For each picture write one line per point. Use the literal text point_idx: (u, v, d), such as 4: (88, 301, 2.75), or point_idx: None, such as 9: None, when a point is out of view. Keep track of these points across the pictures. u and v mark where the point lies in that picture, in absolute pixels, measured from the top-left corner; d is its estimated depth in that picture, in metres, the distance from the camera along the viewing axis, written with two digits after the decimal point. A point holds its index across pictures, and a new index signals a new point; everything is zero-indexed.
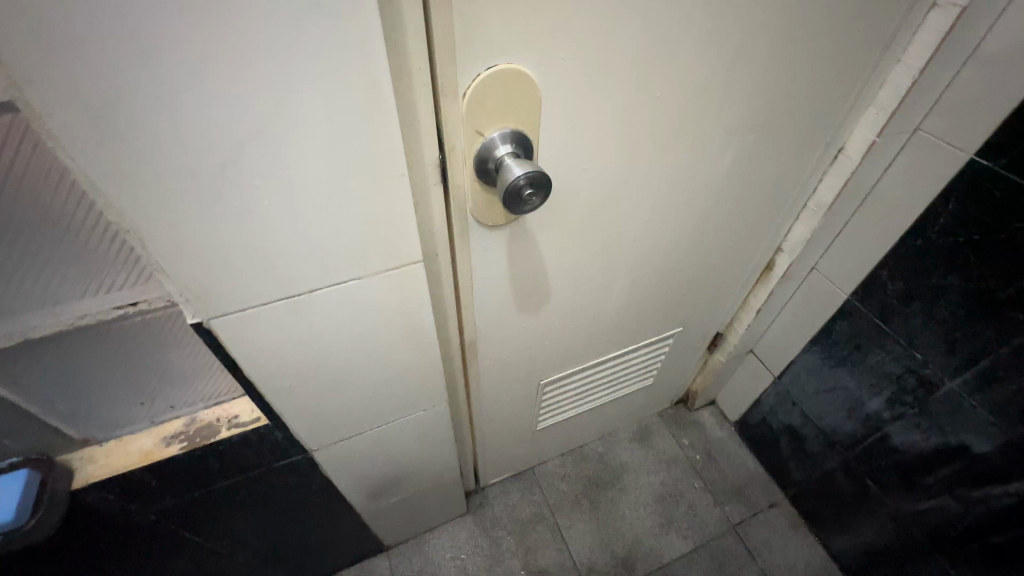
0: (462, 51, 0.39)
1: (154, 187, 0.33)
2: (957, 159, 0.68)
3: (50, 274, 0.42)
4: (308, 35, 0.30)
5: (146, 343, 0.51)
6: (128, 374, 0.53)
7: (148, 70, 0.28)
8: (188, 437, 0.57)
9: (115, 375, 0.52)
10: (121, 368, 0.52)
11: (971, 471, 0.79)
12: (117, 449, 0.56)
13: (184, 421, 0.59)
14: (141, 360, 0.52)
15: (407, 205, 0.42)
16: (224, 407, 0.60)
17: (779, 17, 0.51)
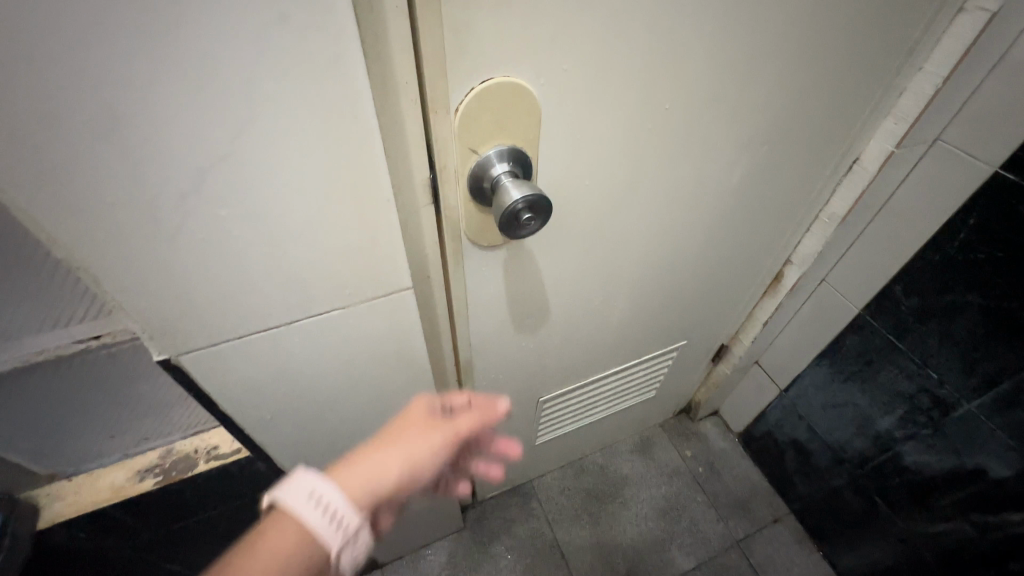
0: (454, 63, 0.35)
1: (101, 221, 0.29)
2: (980, 172, 0.64)
3: (32, 315, 0.54)
4: (274, 52, 0.26)
5: (117, 374, 0.62)
6: (103, 404, 0.63)
7: (86, 94, 0.24)
8: (164, 472, 0.62)
9: (89, 405, 0.62)
10: (97, 399, 0.62)
11: (988, 496, 0.76)
12: (87, 484, 0.62)
13: (159, 452, 0.64)
14: (117, 392, 0.63)
15: (393, 231, 0.39)
16: (201, 438, 0.65)
17: (798, 23, 0.47)
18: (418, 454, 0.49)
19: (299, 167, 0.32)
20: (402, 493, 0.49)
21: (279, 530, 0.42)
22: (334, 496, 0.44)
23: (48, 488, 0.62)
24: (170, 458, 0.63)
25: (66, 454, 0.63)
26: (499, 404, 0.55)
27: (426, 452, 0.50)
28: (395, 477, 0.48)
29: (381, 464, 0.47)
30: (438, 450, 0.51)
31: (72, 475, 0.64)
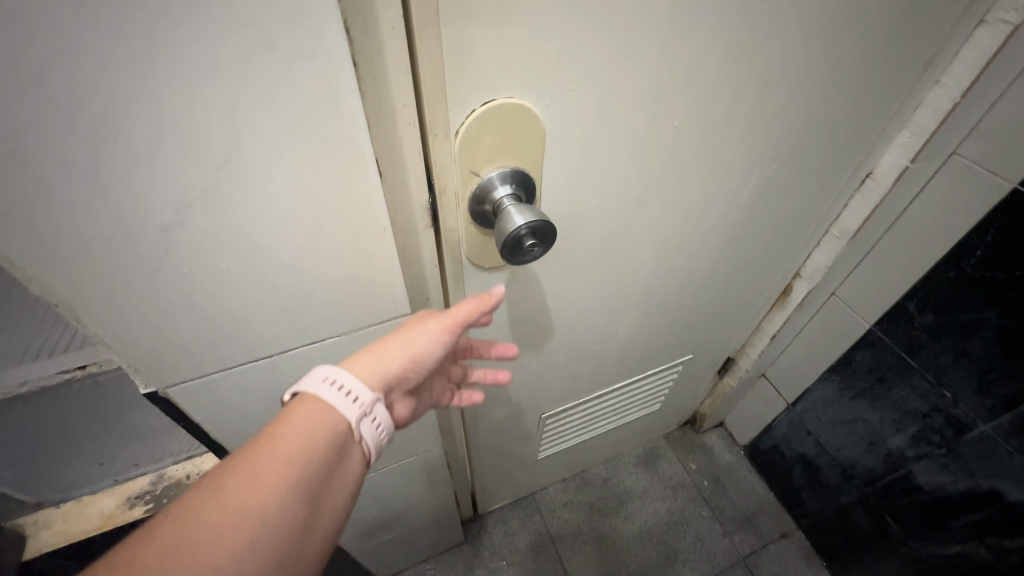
0: (455, 86, 0.33)
1: (78, 259, 0.28)
2: (999, 188, 0.61)
3: (22, 348, 0.50)
4: (258, 79, 0.25)
5: (111, 403, 0.60)
6: (88, 445, 0.62)
7: (58, 130, 0.23)
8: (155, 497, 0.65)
9: (74, 444, 0.61)
10: (83, 438, 0.61)
11: (1005, 519, 0.73)
12: (77, 513, 0.64)
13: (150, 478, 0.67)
14: (103, 435, 0.62)
15: (388, 259, 0.38)
16: (193, 461, 0.67)
17: (814, 38, 0.46)
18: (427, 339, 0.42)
19: (288, 196, 0.31)
20: (415, 377, 0.43)
21: (298, 421, 0.36)
22: (348, 381, 0.38)
23: (37, 516, 0.64)
24: (162, 484, 0.66)
25: (58, 483, 0.64)
26: (495, 291, 0.42)
27: (437, 334, 0.42)
28: (407, 360, 0.41)
29: (385, 348, 0.40)
30: (450, 335, 0.43)
31: (63, 502, 0.66)
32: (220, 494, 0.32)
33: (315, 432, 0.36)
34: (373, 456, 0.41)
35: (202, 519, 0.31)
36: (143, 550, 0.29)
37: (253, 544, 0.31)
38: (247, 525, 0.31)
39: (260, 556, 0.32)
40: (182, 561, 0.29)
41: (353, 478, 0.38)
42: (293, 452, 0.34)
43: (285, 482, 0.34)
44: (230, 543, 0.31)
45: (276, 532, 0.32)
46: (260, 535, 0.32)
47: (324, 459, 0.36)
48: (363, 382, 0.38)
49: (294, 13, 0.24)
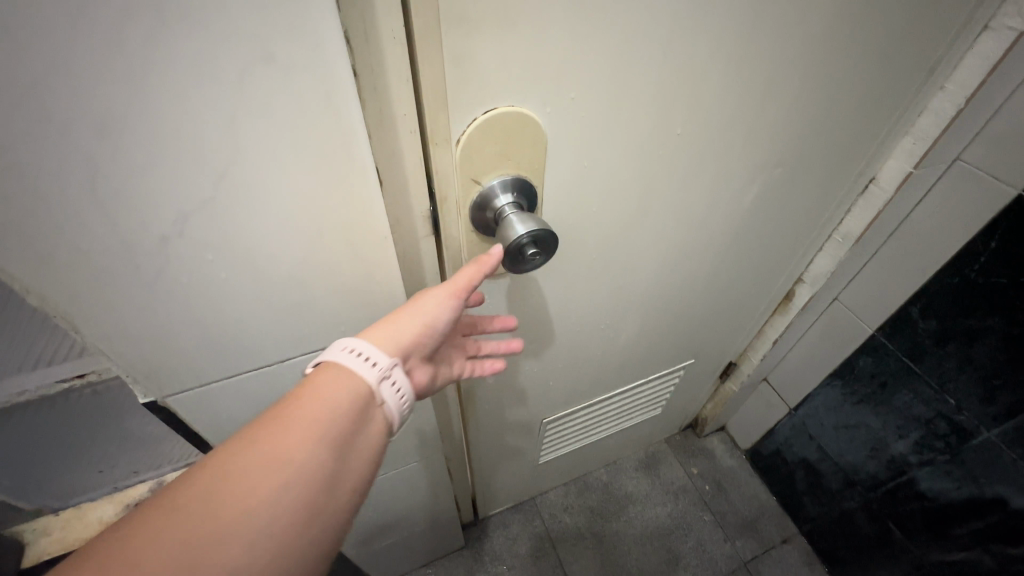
0: (455, 95, 0.33)
1: (77, 271, 0.28)
2: (1003, 194, 0.61)
3: (22, 355, 0.50)
4: (258, 89, 0.25)
5: (106, 416, 0.60)
6: (85, 457, 0.63)
7: (55, 143, 0.23)
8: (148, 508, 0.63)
9: (71, 456, 0.63)
10: (79, 452, 0.63)
11: (1008, 527, 0.73)
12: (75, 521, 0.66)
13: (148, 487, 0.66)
14: (99, 448, 0.63)
15: (388, 267, 0.38)
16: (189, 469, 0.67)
17: (817, 45, 0.45)
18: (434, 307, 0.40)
19: (288, 206, 0.31)
20: (432, 343, 0.42)
21: (320, 386, 0.35)
22: (365, 348, 0.37)
23: (37, 522, 0.66)
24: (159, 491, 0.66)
25: (57, 490, 0.66)
26: (493, 251, 0.39)
27: (446, 300, 0.40)
28: (421, 327, 0.40)
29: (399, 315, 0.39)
30: (457, 301, 0.41)
31: (63, 508, 0.68)
32: (253, 445, 0.32)
33: (336, 397, 0.35)
34: (397, 424, 0.40)
35: (224, 478, 0.30)
36: (167, 507, 0.29)
37: (277, 503, 0.30)
38: (270, 484, 0.31)
39: (284, 515, 0.30)
40: (205, 517, 0.29)
41: (377, 444, 0.37)
42: (315, 415, 0.34)
43: (308, 443, 0.33)
44: (252, 500, 0.30)
45: (300, 492, 0.31)
46: (284, 494, 0.31)
47: (346, 423, 0.35)
48: (382, 347, 0.38)
49: (294, 24, 0.23)
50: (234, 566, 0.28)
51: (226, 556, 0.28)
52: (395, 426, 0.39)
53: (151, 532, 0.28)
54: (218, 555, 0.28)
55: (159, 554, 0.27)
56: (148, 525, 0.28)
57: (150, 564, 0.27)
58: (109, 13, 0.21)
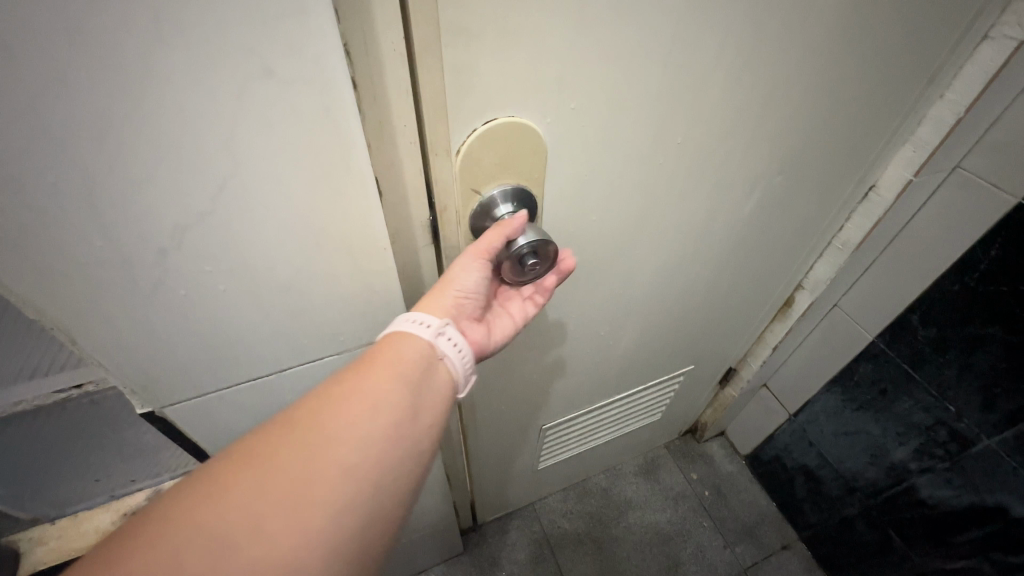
0: (455, 106, 0.33)
1: (72, 284, 0.27)
2: (1003, 203, 0.61)
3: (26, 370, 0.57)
4: (256, 102, 0.25)
5: (108, 419, 0.65)
6: (90, 457, 0.68)
7: (52, 158, 0.23)
8: None
9: (78, 456, 0.68)
10: (87, 453, 0.67)
11: (1010, 536, 0.73)
12: (69, 530, 0.66)
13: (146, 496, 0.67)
14: (105, 450, 0.68)
15: (387, 277, 0.38)
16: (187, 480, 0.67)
17: (817, 56, 0.45)
18: (467, 272, 0.39)
19: (286, 219, 0.31)
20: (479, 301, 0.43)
21: (394, 335, 0.38)
22: (417, 313, 0.39)
23: (32, 532, 0.68)
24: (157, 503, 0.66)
25: (56, 497, 0.69)
26: (512, 219, 0.38)
27: (475, 262, 0.39)
28: (459, 291, 0.40)
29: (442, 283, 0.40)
30: (486, 264, 0.39)
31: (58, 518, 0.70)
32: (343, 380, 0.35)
33: (408, 344, 0.38)
34: (464, 380, 0.41)
35: (322, 406, 0.34)
36: (284, 423, 0.33)
37: (371, 424, 0.34)
38: (365, 408, 0.34)
39: (378, 433, 0.34)
40: (315, 431, 0.33)
41: (446, 389, 0.39)
42: (393, 357, 0.37)
43: (391, 378, 0.36)
44: (348, 422, 0.34)
45: (390, 417, 0.35)
46: (377, 416, 0.35)
47: (417, 366, 0.37)
48: (434, 308, 0.39)
49: (293, 39, 0.23)
50: (339, 469, 0.32)
51: (336, 461, 0.32)
52: (462, 382, 0.41)
53: (275, 439, 0.32)
54: (329, 459, 0.32)
55: (283, 456, 0.32)
56: (272, 434, 0.33)
57: (277, 460, 0.32)
58: (107, 29, 0.21)
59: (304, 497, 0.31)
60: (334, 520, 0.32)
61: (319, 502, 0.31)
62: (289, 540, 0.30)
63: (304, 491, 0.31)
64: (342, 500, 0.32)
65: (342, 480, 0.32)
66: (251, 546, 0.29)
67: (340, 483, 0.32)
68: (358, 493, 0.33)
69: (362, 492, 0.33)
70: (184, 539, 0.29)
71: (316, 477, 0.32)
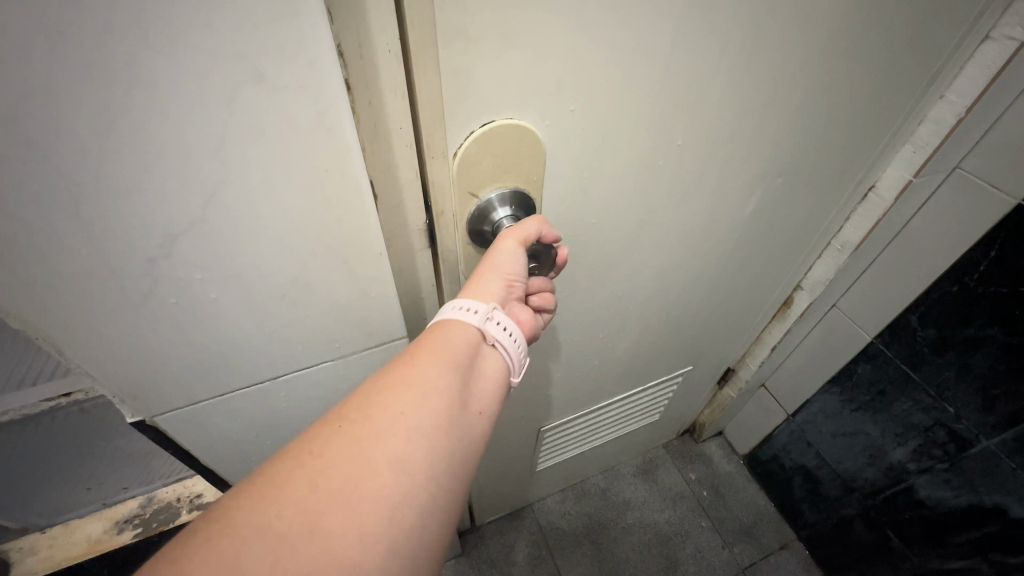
0: (453, 109, 0.32)
1: (57, 294, 0.27)
2: (1002, 204, 0.60)
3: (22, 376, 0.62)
4: (247, 107, 0.24)
5: (95, 428, 0.72)
6: (73, 464, 0.73)
7: (34, 167, 0.22)
8: (142, 523, 0.75)
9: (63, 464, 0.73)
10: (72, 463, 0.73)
11: (1007, 536, 0.73)
12: (63, 536, 0.74)
13: (138, 501, 0.77)
14: (90, 460, 0.74)
15: (384, 283, 0.37)
16: (182, 484, 0.78)
17: (819, 58, 0.45)
18: (511, 255, 0.37)
19: (279, 227, 0.30)
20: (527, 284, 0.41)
21: (439, 327, 0.36)
22: (463, 299, 0.37)
23: (23, 542, 0.73)
24: (150, 508, 0.76)
25: (45, 507, 0.74)
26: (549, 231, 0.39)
27: (519, 247, 0.38)
28: (504, 273, 0.37)
29: (484, 268, 0.38)
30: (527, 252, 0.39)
31: (49, 527, 0.75)
32: (387, 371, 0.32)
33: (455, 332, 0.36)
34: (518, 364, 0.39)
35: (366, 398, 0.31)
36: (330, 418, 0.30)
37: (421, 412, 0.31)
38: (413, 397, 0.31)
39: (430, 422, 0.31)
40: (364, 423, 0.29)
41: (497, 379, 0.37)
42: (442, 344, 0.35)
43: (437, 365, 0.33)
44: (396, 409, 0.30)
45: (439, 404, 0.31)
46: (427, 403, 0.31)
47: (466, 353, 0.35)
48: (481, 292, 0.37)
49: (284, 43, 0.23)
50: (393, 460, 0.29)
51: (388, 454, 0.29)
52: (517, 365, 0.38)
53: (321, 435, 0.29)
54: (381, 453, 0.29)
55: (332, 450, 0.28)
56: (318, 430, 0.29)
57: (325, 458, 0.28)
58: (90, 34, 0.20)
59: (359, 494, 0.27)
60: (394, 518, 0.28)
61: (377, 499, 0.27)
62: (349, 542, 0.26)
63: (358, 487, 0.27)
64: (400, 497, 0.28)
65: (396, 475, 0.28)
66: (310, 550, 0.25)
67: (395, 478, 0.28)
68: (418, 486, 0.29)
69: (421, 486, 0.29)
70: (235, 546, 0.25)
71: (369, 472, 0.28)
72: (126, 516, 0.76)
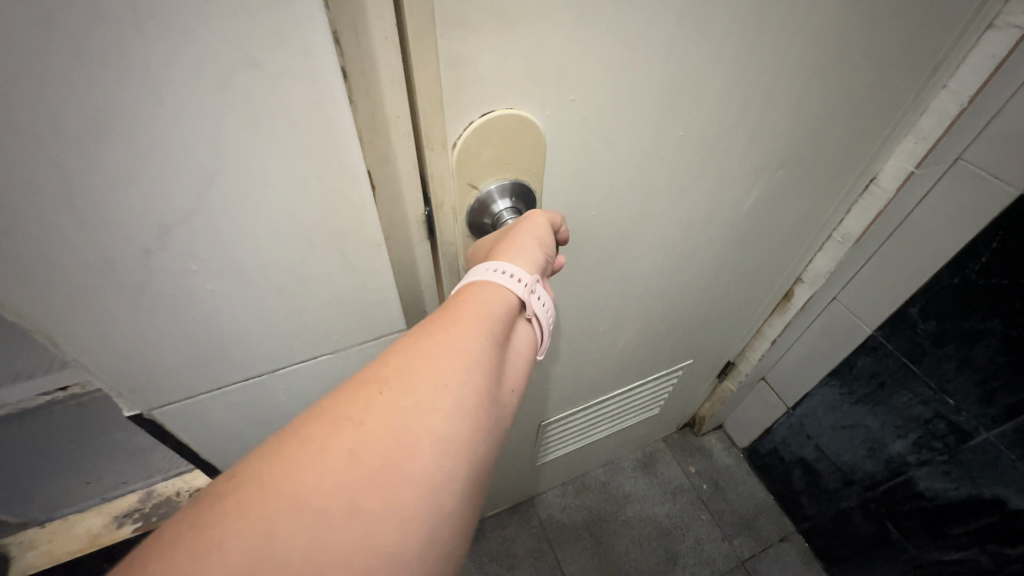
0: (452, 99, 0.32)
1: (53, 286, 0.26)
2: (1004, 195, 0.60)
3: (19, 375, 0.59)
4: (243, 94, 0.24)
5: (89, 428, 0.70)
6: (66, 467, 0.73)
7: (27, 157, 0.22)
8: (142, 517, 0.77)
9: (55, 467, 0.72)
10: (65, 466, 0.73)
11: (1008, 528, 0.73)
12: (64, 528, 0.76)
13: (139, 495, 0.78)
14: (83, 463, 0.73)
15: (383, 274, 0.37)
16: (181, 479, 0.79)
17: (821, 47, 0.45)
18: (540, 225, 0.36)
19: (276, 218, 0.30)
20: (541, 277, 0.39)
21: (473, 292, 0.33)
22: (503, 264, 0.33)
23: (23, 535, 0.75)
24: (150, 503, 0.77)
25: (46, 502, 0.75)
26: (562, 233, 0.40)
27: (549, 227, 0.37)
28: (540, 241, 0.35)
29: (516, 234, 0.35)
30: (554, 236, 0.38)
31: (48, 521, 0.77)
32: (426, 338, 0.29)
33: (494, 298, 0.32)
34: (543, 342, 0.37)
35: (405, 367, 0.28)
36: (366, 383, 0.27)
37: (463, 386, 0.28)
38: (455, 367, 0.28)
39: (473, 396, 0.28)
40: (404, 394, 0.27)
41: (527, 354, 0.35)
42: (483, 311, 0.31)
43: (478, 335, 0.30)
44: (437, 380, 0.27)
45: (482, 377, 0.29)
46: (468, 376, 0.28)
47: (504, 322, 0.32)
48: (523, 259, 0.34)
49: (278, 29, 0.22)
50: (437, 438, 0.26)
51: (431, 430, 0.26)
52: (543, 342, 0.36)
53: (358, 402, 0.26)
54: (424, 429, 0.26)
55: (371, 421, 0.25)
56: (351, 396, 0.27)
57: (361, 429, 0.25)
58: (81, 20, 0.19)
59: (401, 474, 0.24)
60: (434, 505, 0.25)
61: (419, 481, 0.25)
62: (389, 526, 0.23)
63: (399, 466, 0.25)
64: (442, 480, 0.25)
65: (438, 456, 0.26)
66: (348, 533, 0.23)
67: (436, 458, 0.26)
68: (459, 470, 0.26)
69: (461, 472, 0.26)
70: (268, 516, 0.22)
71: (412, 448, 0.25)
72: (126, 510, 0.77)
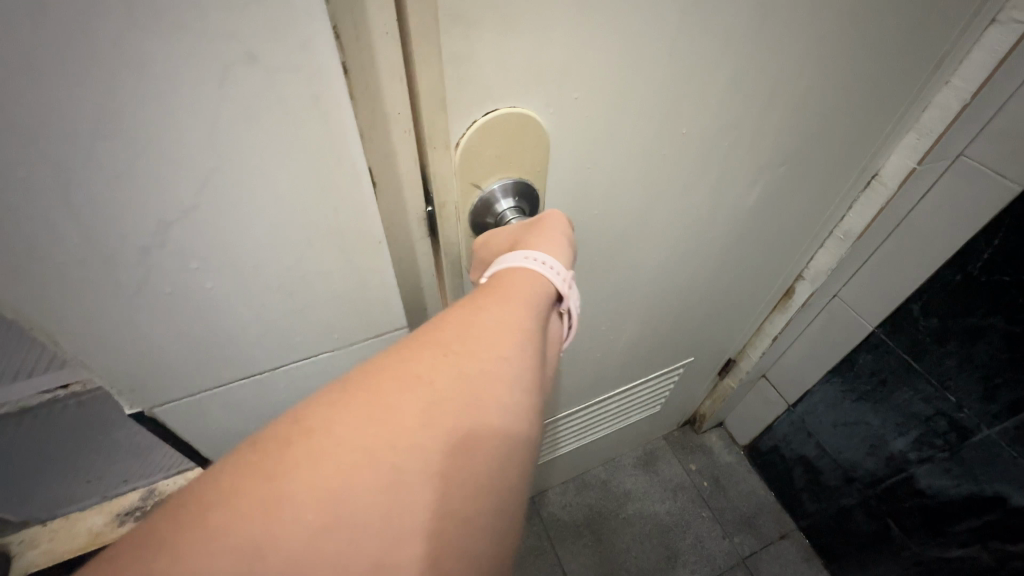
0: (455, 98, 0.32)
1: (48, 283, 0.26)
2: (1007, 192, 0.60)
3: (19, 373, 0.59)
4: (243, 89, 0.24)
5: (92, 427, 0.69)
6: (66, 466, 0.73)
7: (22, 152, 0.22)
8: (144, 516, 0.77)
9: (55, 466, 0.72)
10: (65, 466, 0.72)
11: (1009, 525, 0.73)
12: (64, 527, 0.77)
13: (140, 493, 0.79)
14: (84, 462, 0.73)
15: (383, 273, 0.37)
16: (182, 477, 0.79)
17: (824, 42, 0.44)
18: (561, 224, 0.37)
19: (275, 215, 0.30)
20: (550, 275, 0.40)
21: (515, 275, 0.32)
22: (540, 255, 0.33)
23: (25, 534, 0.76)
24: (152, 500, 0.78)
25: (46, 502, 0.76)
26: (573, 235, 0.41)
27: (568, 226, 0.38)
28: (566, 238, 0.36)
29: (541, 229, 0.36)
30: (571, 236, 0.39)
31: (49, 519, 0.78)
32: (481, 310, 0.30)
33: (539, 284, 0.32)
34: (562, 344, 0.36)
35: (464, 335, 0.28)
36: (427, 347, 0.27)
37: (521, 361, 0.28)
38: (514, 340, 0.29)
39: (529, 371, 0.28)
40: (466, 360, 0.27)
41: (557, 346, 0.35)
42: (530, 292, 0.32)
43: (530, 312, 0.30)
44: (497, 353, 0.28)
45: (535, 354, 0.29)
46: (523, 348, 0.29)
47: (546, 307, 0.32)
48: (556, 252, 0.34)
49: (275, 24, 0.22)
50: (499, 407, 0.26)
51: (495, 399, 0.26)
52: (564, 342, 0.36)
53: (423, 363, 0.26)
54: (487, 398, 0.26)
55: (438, 383, 0.26)
56: (416, 358, 0.27)
57: (431, 391, 0.25)
58: (74, 16, 0.19)
59: (469, 441, 0.25)
60: (499, 478, 0.25)
61: (484, 452, 0.25)
62: (457, 489, 0.23)
63: (464, 430, 0.25)
64: (504, 451, 0.26)
65: (500, 428, 0.26)
66: (422, 496, 0.23)
67: (497, 431, 0.26)
68: (519, 444, 0.26)
69: (519, 448, 0.26)
70: (338, 466, 0.22)
71: (480, 414, 0.26)
72: (127, 509, 0.78)
